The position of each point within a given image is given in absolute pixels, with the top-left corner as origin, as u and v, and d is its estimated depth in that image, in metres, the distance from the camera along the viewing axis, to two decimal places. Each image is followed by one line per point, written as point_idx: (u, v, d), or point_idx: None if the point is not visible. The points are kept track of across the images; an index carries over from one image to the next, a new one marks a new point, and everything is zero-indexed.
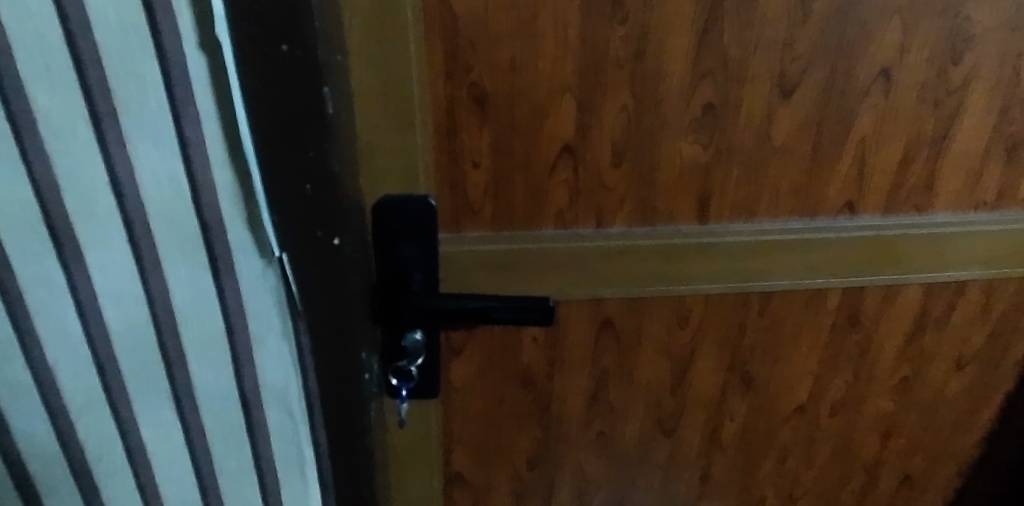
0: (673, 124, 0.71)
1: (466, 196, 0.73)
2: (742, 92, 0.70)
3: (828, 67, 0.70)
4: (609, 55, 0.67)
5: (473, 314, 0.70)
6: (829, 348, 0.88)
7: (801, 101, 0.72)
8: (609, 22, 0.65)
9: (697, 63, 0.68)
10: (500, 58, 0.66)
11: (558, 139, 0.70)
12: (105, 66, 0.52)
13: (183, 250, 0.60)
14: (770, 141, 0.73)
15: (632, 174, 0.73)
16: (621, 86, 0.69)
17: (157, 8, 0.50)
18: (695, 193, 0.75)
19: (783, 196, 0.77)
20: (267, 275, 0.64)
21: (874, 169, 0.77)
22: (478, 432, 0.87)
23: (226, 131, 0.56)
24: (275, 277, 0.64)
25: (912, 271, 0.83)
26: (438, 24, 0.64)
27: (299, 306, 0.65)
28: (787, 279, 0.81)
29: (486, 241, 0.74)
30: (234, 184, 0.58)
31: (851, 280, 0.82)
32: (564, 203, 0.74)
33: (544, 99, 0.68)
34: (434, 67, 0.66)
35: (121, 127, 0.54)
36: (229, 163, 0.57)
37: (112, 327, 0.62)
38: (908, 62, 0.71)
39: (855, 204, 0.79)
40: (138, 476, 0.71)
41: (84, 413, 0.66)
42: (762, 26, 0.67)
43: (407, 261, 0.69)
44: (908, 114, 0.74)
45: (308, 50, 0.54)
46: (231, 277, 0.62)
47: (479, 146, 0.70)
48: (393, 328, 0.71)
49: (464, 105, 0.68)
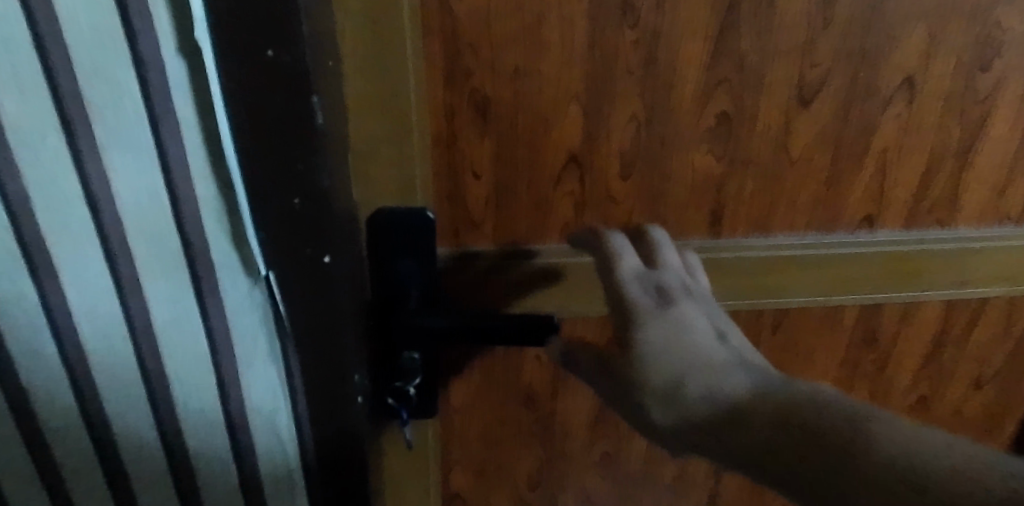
0: (685, 134, 0.67)
1: (467, 209, 0.69)
2: (759, 101, 0.67)
3: (849, 75, 0.66)
4: (619, 62, 0.63)
5: (477, 333, 0.67)
6: (844, 365, 0.84)
7: (820, 111, 0.68)
8: (618, 27, 0.61)
9: (712, 69, 0.64)
10: (502, 64, 0.62)
11: (564, 149, 0.67)
12: (78, 74, 0.49)
13: (163, 265, 0.57)
14: (787, 152, 0.70)
15: (641, 187, 0.70)
16: (631, 93, 0.65)
17: (132, 9, 0.46)
18: (708, 207, 0.72)
19: (800, 211, 0.73)
20: (254, 294, 0.59)
21: (895, 181, 0.73)
22: (479, 452, 0.84)
23: (208, 140, 0.51)
24: (262, 296, 0.59)
25: (935, 288, 0.79)
26: (437, 28, 0.60)
27: (288, 329, 0.59)
28: (802, 296, 0.77)
29: (485, 257, 0.71)
30: (218, 198, 0.54)
31: (869, 297, 0.79)
32: (570, 216, 0.70)
33: (549, 108, 0.65)
34: (433, 74, 0.62)
35: (95, 137, 0.51)
36: (211, 175, 0.53)
37: (88, 343, 0.61)
38: (934, 71, 0.67)
39: (874, 219, 0.75)
40: (115, 487, 0.71)
41: (63, 425, 0.66)
42: (780, 31, 0.63)
43: (402, 278, 0.67)
44: (933, 124, 0.70)
45: (296, 54, 0.45)
46: (214, 294, 0.58)
47: (481, 157, 0.66)
48: (393, 347, 0.68)
49: (465, 114, 0.64)
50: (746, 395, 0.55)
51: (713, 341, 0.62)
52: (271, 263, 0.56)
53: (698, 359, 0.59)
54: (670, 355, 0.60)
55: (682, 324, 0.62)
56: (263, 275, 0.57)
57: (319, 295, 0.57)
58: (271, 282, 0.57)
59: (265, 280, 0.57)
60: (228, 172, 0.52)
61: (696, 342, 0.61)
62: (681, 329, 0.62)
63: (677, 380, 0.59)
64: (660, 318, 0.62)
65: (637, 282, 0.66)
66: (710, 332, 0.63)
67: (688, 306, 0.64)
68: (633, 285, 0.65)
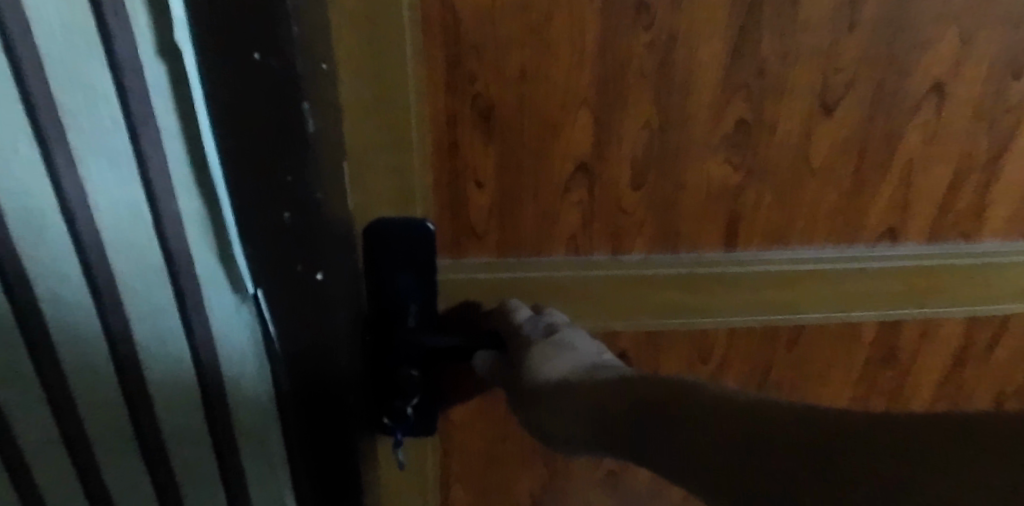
0: (700, 142, 0.64)
1: (470, 220, 0.65)
2: (779, 107, 0.63)
3: (874, 80, 0.63)
4: (633, 65, 0.59)
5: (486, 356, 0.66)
6: (862, 383, 0.80)
7: (843, 118, 0.64)
8: (633, 28, 0.58)
9: (730, 73, 0.61)
10: (509, 67, 0.58)
11: (572, 157, 0.63)
12: (49, 77, 0.45)
13: (146, 282, 0.53)
14: (807, 161, 0.66)
15: (652, 197, 0.66)
16: (644, 98, 0.61)
17: (106, 8, 0.42)
18: (723, 218, 0.68)
19: (820, 223, 0.69)
20: (242, 312, 0.55)
21: (921, 192, 0.69)
22: (479, 469, 0.80)
23: (192, 151, 0.47)
24: (251, 314, 0.55)
25: (959, 304, 0.75)
26: (439, 28, 0.56)
27: (277, 348, 0.56)
28: (821, 311, 0.74)
29: (489, 269, 0.67)
30: (203, 212, 0.50)
31: (891, 313, 0.75)
32: (578, 228, 0.67)
33: (556, 114, 0.61)
34: (435, 77, 0.58)
35: (70, 148, 0.47)
36: (195, 188, 0.49)
37: (67, 365, 0.57)
38: (964, 76, 0.63)
39: (897, 231, 0.71)
40: None
41: (41, 451, 0.62)
42: (803, 33, 0.60)
43: (402, 293, 0.64)
44: (961, 132, 0.66)
45: (285, 60, 0.42)
46: (199, 314, 0.54)
47: (484, 166, 0.63)
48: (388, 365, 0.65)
49: (468, 120, 0.60)
50: (602, 384, 0.54)
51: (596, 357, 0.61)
52: (261, 280, 0.53)
53: (570, 373, 0.58)
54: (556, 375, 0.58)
55: (568, 348, 0.61)
56: (251, 294, 0.54)
57: (309, 313, 0.54)
58: (259, 300, 0.54)
59: (252, 299, 0.54)
60: (212, 185, 0.48)
61: (580, 362, 0.59)
62: (564, 352, 0.60)
63: (564, 387, 0.57)
64: (544, 345, 0.61)
65: (530, 324, 0.64)
66: (598, 355, 0.61)
67: (576, 337, 0.62)
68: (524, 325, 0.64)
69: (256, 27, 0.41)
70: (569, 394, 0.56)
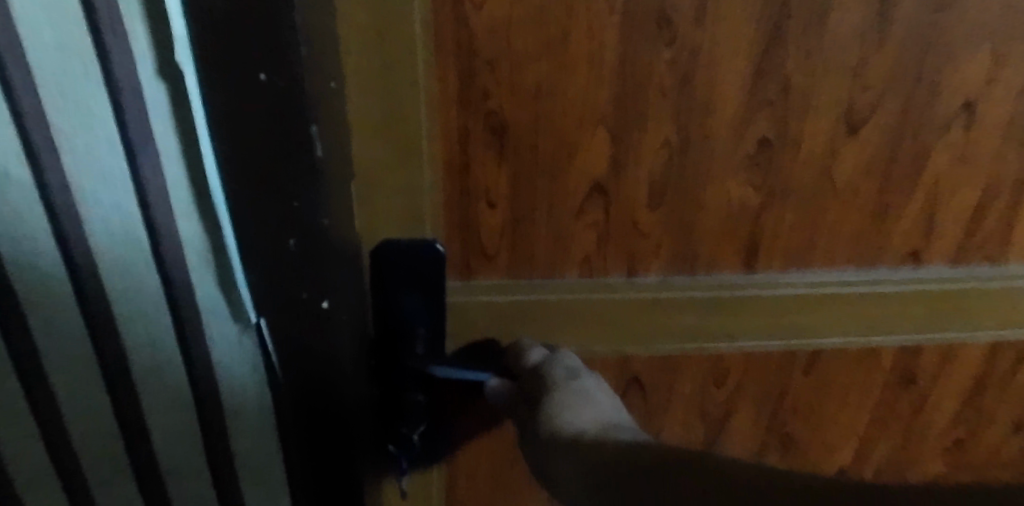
0: (720, 163, 0.61)
1: (480, 241, 0.63)
2: (803, 126, 0.60)
3: (901, 100, 0.60)
4: (653, 83, 0.57)
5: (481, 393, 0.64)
6: (880, 409, 0.78)
7: (869, 138, 0.62)
8: (654, 44, 0.55)
9: (753, 92, 0.58)
10: (524, 84, 0.56)
11: (587, 177, 0.61)
12: (43, 95, 0.43)
13: (145, 303, 0.51)
14: (831, 181, 0.64)
15: (669, 218, 0.63)
16: (663, 116, 0.58)
17: (103, 25, 0.40)
18: (742, 240, 0.65)
19: (841, 246, 0.67)
20: (244, 341, 0.52)
21: (946, 214, 0.67)
22: (485, 494, 0.76)
23: (192, 175, 0.44)
24: (253, 344, 0.53)
25: (983, 328, 0.73)
26: (452, 43, 0.53)
27: (279, 379, 0.53)
28: (841, 335, 0.71)
29: (501, 291, 0.65)
30: (203, 237, 0.47)
31: (912, 338, 0.72)
32: (592, 249, 0.64)
33: (572, 132, 0.58)
34: (446, 94, 0.56)
35: (64, 167, 0.45)
36: (196, 213, 0.46)
37: (56, 381, 0.55)
38: (995, 96, 0.61)
39: (921, 253, 0.69)
40: None
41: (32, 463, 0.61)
42: (830, 51, 0.57)
43: (408, 316, 0.62)
44: (989, 153, 0.64)
45: (291, 79, 0.39)
46: (198, 341, 0.52)
47: (496, 185, 0.60)
48: (395, 390, 0.62)
49: (480, 137, 0.58)
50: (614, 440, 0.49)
51: (612, 415, 0.56)
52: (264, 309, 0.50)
53: (591, 422, 0.53)
54: (570, 424, 0.53)
55: (586, 399, 0.56)
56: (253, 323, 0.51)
57: (314, 342, 0.51)
58: (262, 330, 0.51)
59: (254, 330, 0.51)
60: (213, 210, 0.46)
61: (596, 416, 0.54)
62: (586, 401, 0.56)
63: (575, 438, 0.51)
64: (566, 391, 0.57)
65: (552, 366, 0.60)
66: (619, 414, 0.57)
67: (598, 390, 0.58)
68: (547, 367, 0.60)
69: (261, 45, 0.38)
70: (579, 444, 0.50)
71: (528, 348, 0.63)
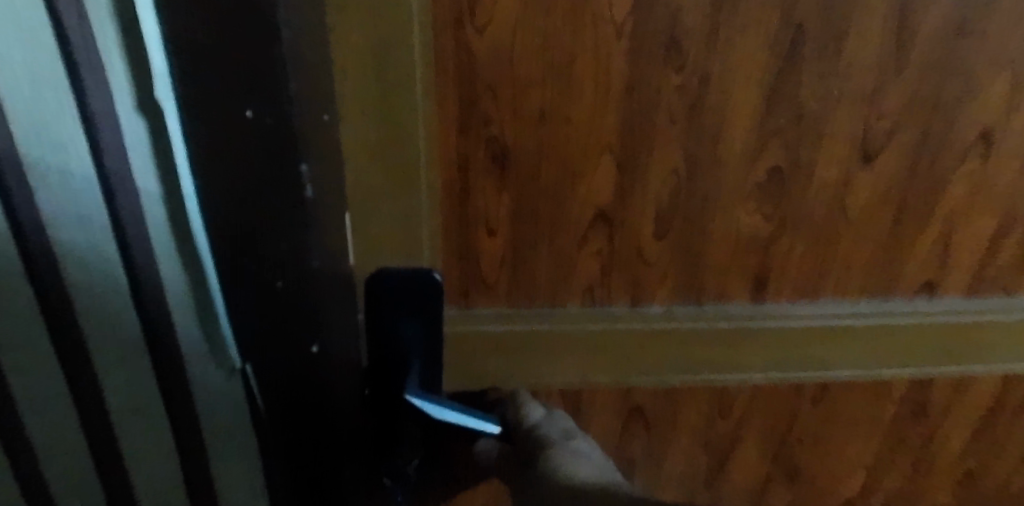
0: (729, 192, 0.59)
1: (480, 270, 0.60)
2: (816, 155, 0.58)
3: (920, 129, 0.58)
4: (661, 110, 0.54)
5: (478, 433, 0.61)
6: (889, 441, 0.75)
7: (885, 167, 0.59)
8: (663, 70, 0.53)
9: (766, 120, 0.56)
10: (527, 110, 0.53)
11: (592, 205, 0.58)
12: (14, 132, 0.39)
13: (120, 348, 0.47)
14: (844, 211, 0.61)
15: (676, 247, 0.61)
16: (671, 144, 0.56)
17: (78, 56, 0.36)
18: (751, 270, 0.63)
19: (853, 276, 0.65)
20: (231, 389, 0.48)
21: (962, 245, 0.64)
22: None
23: (173, 217, 0.41)
24: (240, 391, 0.49)
25: (997, 361, 0.71)
26: (452, 68, 0.51)
27: (267, 424, 0.50)
28: (851, 367, 0.69)
29: (501, 321, 0.62)
30: (184, 284, 0.44)
31: (925, 370, 0.70)
32: (596, 279, 0.62)
33: (577, 160, 0.56)
34: (445, 120, 0.53)
35: (37, 209, 0.41)
36: (176, 257, 0.43)
37: (33, 433, 0.51)
38: (1016, 125, 0.59)
39: (935, 284, 0.66)
40: None
41: None
42: (846, 78, 0.55)
43: (406, 348, 0.59)
44: (1009, 183, 0.62)
45: (280, 114, 0.37)
46: (183, 388, 0.48)
47: (497, 213, 0.57)
48: (388, 424, 0.60)
49: (481, 165, 0.55)
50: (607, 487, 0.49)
51: (606, 468, 0.56)
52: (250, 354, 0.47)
53: (590, 473, 0.53)
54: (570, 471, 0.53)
55: (580, 454, 0.57)
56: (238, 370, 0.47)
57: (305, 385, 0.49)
58: (247, 376, 0.48)
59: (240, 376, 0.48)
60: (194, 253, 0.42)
61: (592, 467, 0.55)
62: (581, 457, 0.56)
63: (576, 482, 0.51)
64: (561, 446, 0.57)
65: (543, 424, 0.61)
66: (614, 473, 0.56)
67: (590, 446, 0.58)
68: (539, 423, 0.61)
69: (247, 82, 0.36)
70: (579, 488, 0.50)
71: (524, 403, 0.63)
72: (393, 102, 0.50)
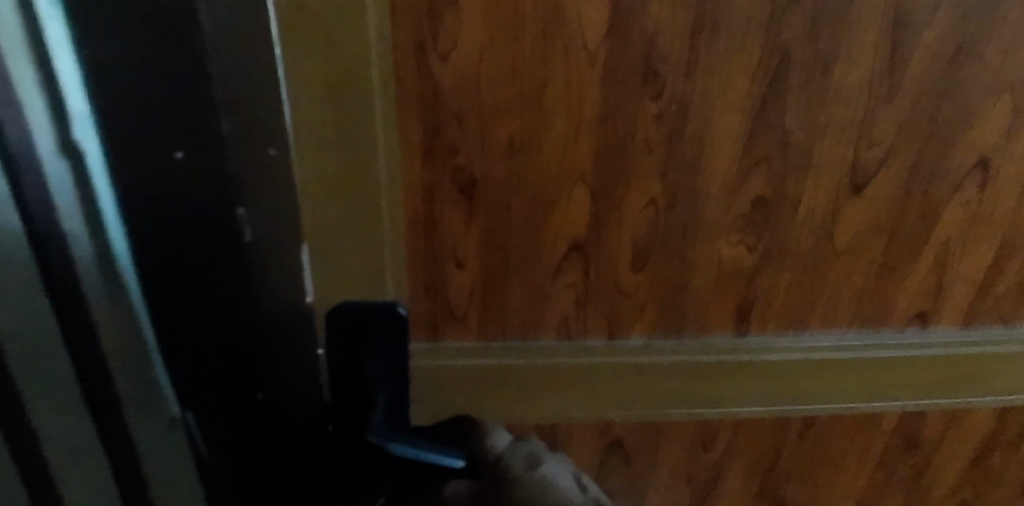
0: (710, 221, 0.56)
1: (448, 302, 0.57)
2: (802, 184, 0.55)
3: (913, 156, 0.55)
4: (638, 137, 0.51)
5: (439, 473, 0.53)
6: (878, 474, 0.72)
7: (874, 196, 0.56)
8: (639, 97, 0.50)
9: (749, 148, 0.53)
10: (495, 138, 0.50)
11: (565, 235, 0.55)
12: None
13: (67, 427, 0.39)
14: (832, 240, 0.58)
15: (656, 278, 0.58)
16: (649, 174, 0.53)
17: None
18: (733, 301, 0.60)
19: (842, 307, 0.62)
20: (175, 433, 0.44)
21: (958, 276, 0.61)
22: None
23: (102, 256, 0.37)
24: (184, 434, 0.45)
25: (994, 394, 0.68)
26: (415, 96, 0.47)
27: (208, 465, 0.47)
28: (838, 401, 0.66)
29: (471, 354, 0.60)
30: (119, 327, 0.39)
31: (916, 404, 0.67)
32: (571, 310, 0.59)
33: (549, 190, 0.53)
34: (409, 149, 0.50)
35: None
36: (109, 300, 0.38)
37: None
38: (1013, 152, 0.56)
39: (929, 316, 0.63)
40: None
41: None
42: (834, 105, 0.52)
43: (373, 379, 0.56)
44: (1006, 212, 0.58)
45: (214, 157, 0.36)
46: (129, 448, 0.42)
47: (465, 244, 0.55)
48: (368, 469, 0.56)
49: (447, 196, 0.52)
50: None
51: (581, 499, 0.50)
52: (192, 402, 0.44)
53: None
54: None
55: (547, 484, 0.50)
56: (179, 417, 0.44)
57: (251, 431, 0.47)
58: (190, 424, 0.45)
59: (182, 425, 0.44)
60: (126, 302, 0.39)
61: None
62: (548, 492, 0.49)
63: None
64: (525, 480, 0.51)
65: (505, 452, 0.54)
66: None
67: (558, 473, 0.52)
68: (496, 451, 0.54)
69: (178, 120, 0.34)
70: None
71: (491, 434, 0.56)
72: (350, 131, 0.47)
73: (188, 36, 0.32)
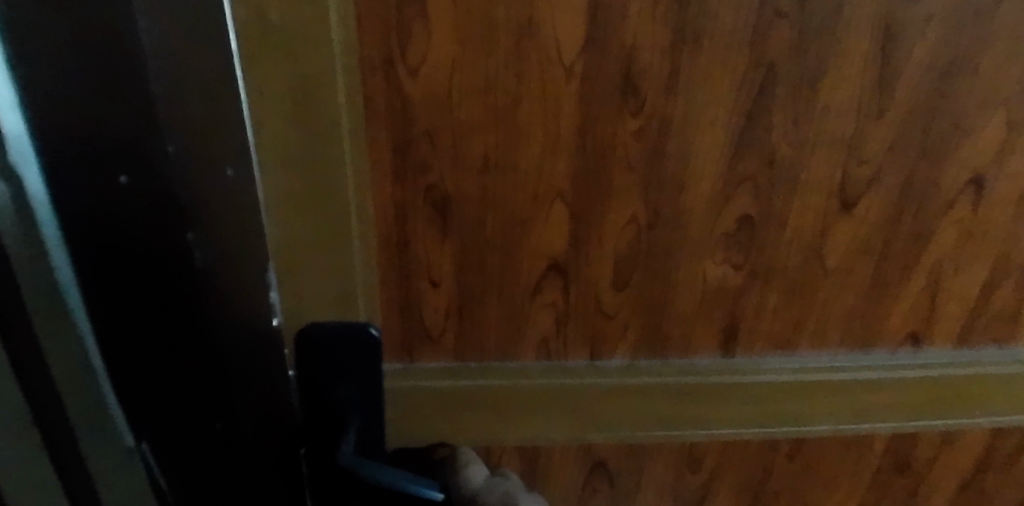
0: (695, 241, 0.54)
1: (423, 322, 0.56)
2: (790, 202, 0.53)
3: (905, 174, 0.53)
4: (618, 154, 0.49)
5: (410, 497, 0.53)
6: (869, 496, 0.70)
7: (865, 215, 0.54)
8: (619, 113, 0.48)
9: (734, 166, 0.51)
10: (469, 155, 0.48)
11: (544, 254, 0.53)
12: None
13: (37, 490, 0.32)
14: (821, 260, 0.56)
15: (639, 297, 0.56)
16: (630, 192, 0.51)
17: None
18: (719, 321, 0.59)
19: (832, 328, 0.60)
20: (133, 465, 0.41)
21: (951, 296, 0.59)
22: None
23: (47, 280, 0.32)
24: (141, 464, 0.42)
25: (987, 416, 0.66)
26: (385, 112, 0.45)
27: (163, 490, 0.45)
28: (826, 422, 0.64)
29: (448, 375, 0.58)
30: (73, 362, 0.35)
31: (908, 425, 0.65)
32: (551, 330, 0.57)
33: (526, 208, 0.51)
34: (379, 166, 0.48)
35: None
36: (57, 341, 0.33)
37: None
38: (1007, 170, 0.54)
39: (921, 337, 0.61)
40: None
41: None
42: (823, 121, 0.50)
43: (343, 403, 0.55)
44: (1001, 231, 0.56)
45: (161, 175, 0.34)
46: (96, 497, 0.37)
47: (439, 263, 0.53)
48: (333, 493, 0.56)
49: (421, 213, 0.50)
50: None
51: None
52: (145, 430, 0.42)
53: None
54: None
55: None
56: (135, 449, 0.41)
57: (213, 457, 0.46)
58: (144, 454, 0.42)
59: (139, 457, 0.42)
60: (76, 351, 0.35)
61: None
62: None
63: None
64: None
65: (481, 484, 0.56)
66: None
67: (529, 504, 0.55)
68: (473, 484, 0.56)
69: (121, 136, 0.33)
70: None
71: (468, 465, 0.58)
72: (317, 148, 0.45)
73: (126, 44, 0.30)
